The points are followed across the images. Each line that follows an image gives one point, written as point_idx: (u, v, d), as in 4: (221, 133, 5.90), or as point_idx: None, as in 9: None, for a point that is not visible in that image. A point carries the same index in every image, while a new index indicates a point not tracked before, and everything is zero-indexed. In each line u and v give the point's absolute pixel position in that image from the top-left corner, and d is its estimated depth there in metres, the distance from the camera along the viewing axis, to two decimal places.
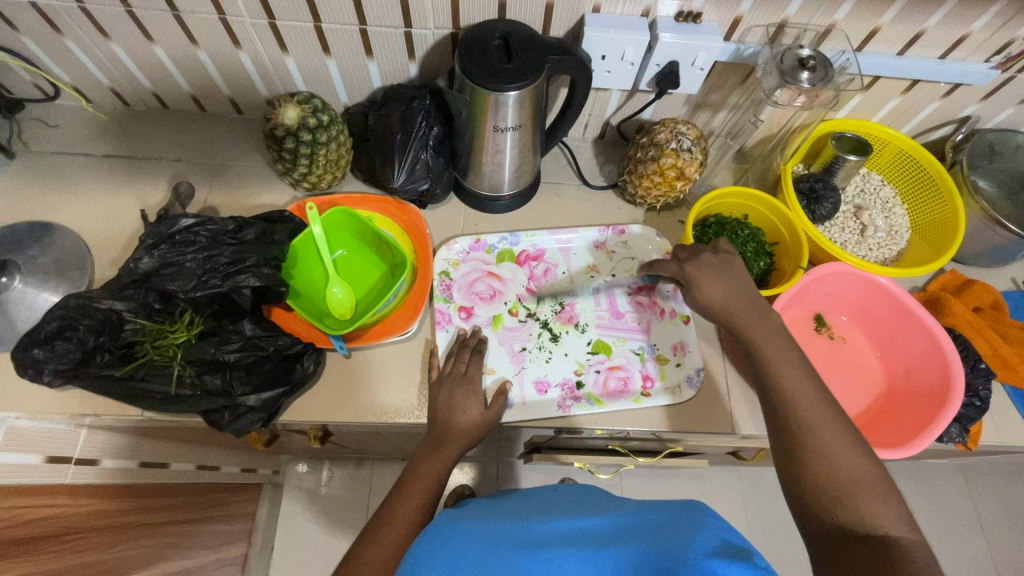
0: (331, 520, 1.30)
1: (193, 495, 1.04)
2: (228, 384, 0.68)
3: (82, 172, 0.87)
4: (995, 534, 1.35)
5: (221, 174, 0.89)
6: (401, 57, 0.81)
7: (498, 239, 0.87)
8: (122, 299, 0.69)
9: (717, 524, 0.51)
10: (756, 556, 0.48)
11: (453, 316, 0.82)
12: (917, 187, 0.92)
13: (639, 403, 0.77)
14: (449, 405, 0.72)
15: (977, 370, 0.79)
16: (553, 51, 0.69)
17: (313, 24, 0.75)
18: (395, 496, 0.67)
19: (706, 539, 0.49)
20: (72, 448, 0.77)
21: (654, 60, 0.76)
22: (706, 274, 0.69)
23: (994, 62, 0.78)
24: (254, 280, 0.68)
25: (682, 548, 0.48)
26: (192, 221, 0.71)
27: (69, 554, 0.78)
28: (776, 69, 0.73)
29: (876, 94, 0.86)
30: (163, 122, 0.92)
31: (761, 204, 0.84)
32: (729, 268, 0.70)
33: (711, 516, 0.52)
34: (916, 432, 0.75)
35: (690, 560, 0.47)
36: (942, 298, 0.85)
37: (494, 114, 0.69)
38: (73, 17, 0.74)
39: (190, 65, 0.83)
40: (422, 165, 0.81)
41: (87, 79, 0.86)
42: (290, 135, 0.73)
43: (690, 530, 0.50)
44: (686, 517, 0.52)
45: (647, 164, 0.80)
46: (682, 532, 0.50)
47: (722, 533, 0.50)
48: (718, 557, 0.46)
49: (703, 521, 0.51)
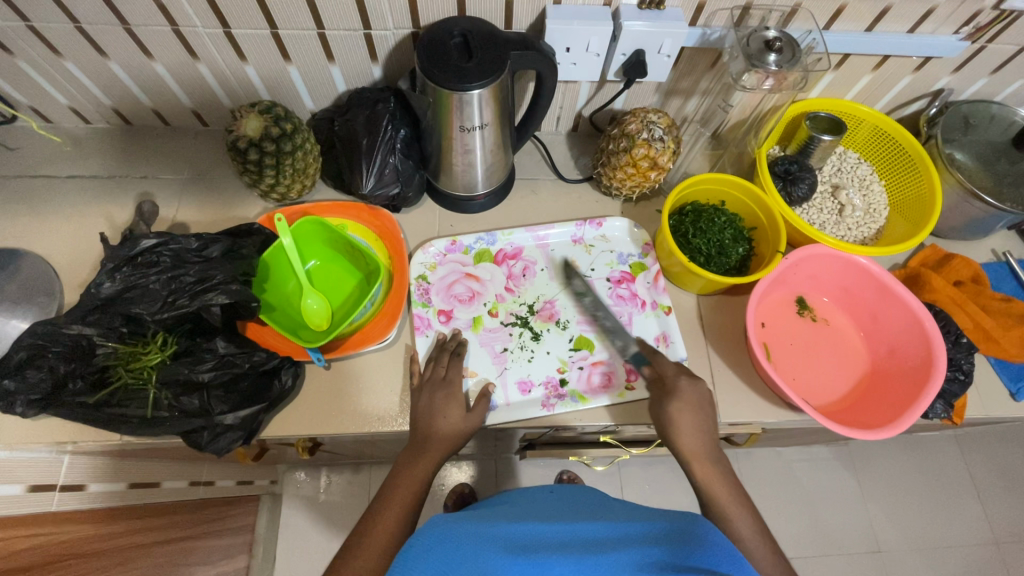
0: (331, 527, 1.30)
1: (190, 512, 1.03)
2: (206, 403, 0.66)
3: (46, 195, 0.85)
4: (992, 501, 1.37)
5: (188, 189, 0.87)
6: (364, 60, 0.79)
7: (474, 239, 0.86)
8: (89, 325, 0.67)
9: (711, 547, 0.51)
10: None
11: (433, 320, 0.81)
12: (893, 164, 0.91)
13: (623, 398, 0.77)
14: (430, 411, 0.71)
15: (960, 344, 0.80)
16: (515, 47, 0.67)
17: (270, 30, 0.73)
18: (379, 505, 0.66)
19: (706, 558, 0.50)
20: (55, 476, 0.75)
21: (620, 50, 0.75)
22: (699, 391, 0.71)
23: (963, 33, 0.78)
24: (222, 298, 0.67)
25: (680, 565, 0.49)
26: (154, 241, 0.68)
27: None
28: (743, 53, 0.72)
29: (846, 72, 0.85)
30: (127, 139, 0.90)
31: (738, 189, 0.83)
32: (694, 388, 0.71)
33: (711, 531, 0.53)
34: (900, 411, 0.75)
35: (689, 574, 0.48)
36: (922, 274, 0.85)
37: (459, 115, 0.68)
38: (23, 37, 0.72)
39: (150, 79, 0.81)
40: (390, 169, 0.79)
41: (44, 100, 0.84)
42: (253, 147, 0.72)
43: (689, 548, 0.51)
44: (685, 528, 0.54)
45: (620, 156, 0.79)
46: (683, 544, 0.51)
47: (719, 552, 0.51)
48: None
49: (703, 536, 0.52)
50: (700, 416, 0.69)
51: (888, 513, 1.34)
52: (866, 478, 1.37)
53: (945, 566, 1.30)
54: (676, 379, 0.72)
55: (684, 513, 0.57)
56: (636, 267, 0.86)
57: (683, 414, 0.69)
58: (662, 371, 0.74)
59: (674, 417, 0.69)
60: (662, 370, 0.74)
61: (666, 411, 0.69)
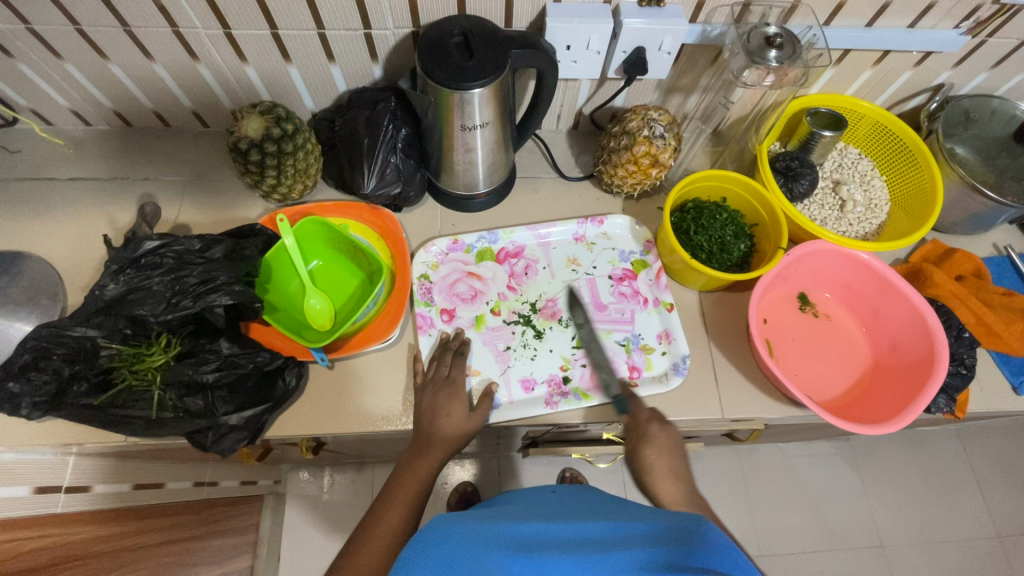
0: (335, 526, 1.30)
1: (195, 512, 1.03)
2: (210, 404, 0.66)
3: (48, 198, 0.85)
4: (994, 495, 1.37)
5: (190, 191, 0.87)
6: (364, 59, 0.79)
7: (476, 238, 0.86)
8: (94, 327, 0.67)
9: (712, 545, 0.51)
10: None
11: (435, 319, 0.81)
12: (894, 159, 0.91)
13: (626, 395, 0.77)
14: (434, 410, 0.71)
15: (961, 339, 0.81)
16: (515, 45, 0.67)
17: (270, 31, 0.73)
18: (381, 503, 0.66)
19: (707, 557, 0.50)
20: (61, 478, 0.75)
21: (620, 47, 0.75)
22: (674, 436, 0.70)
23: (964, 27, 0.77)
24: (225, 299, 0.67)
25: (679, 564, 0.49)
26: (157, 243, 0.69)
27: None
28: (743, 49, 0.72)
29: (847, 67, 0.85)
30: (127, 141, 0.90)
31: (739, 185, 0.83)
32: (668, 437, 0.69)
33: (713, 530, 0.53)
34: (904, 406, 0.75)
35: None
36: (924, 269, 0.85)
37: (460, 113, 0.68)
38: (24, 39, 0.73)
39: (151, 81, 0.81)
40: (392, 168, 0.79)
41: (45, 102, 0.84)
42: (254, 148, 0.72)
43: (690, 547, 0.51)
44: (688, 529, 0.54)
45: (620, 154, 0.80)
46: (684, 544, 0.52)
47: (720, 551, 0.51)
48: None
49: (704, 535, 0.52)
50: (677, 461, 0.67)
51: (890, 507, 1.35)
52: (868, 473, 1.38)
53: (947, 560, 1.30)
54: (650, 424, 0.70)
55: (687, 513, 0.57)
56: (638, 265, 0.86)
57: (660, 458, 0.67)
58: (636, 417, 0.72)
59: (650, 462, 0.67)
60: (635, 417, 0.72)
61: (643, 454, 0.68)
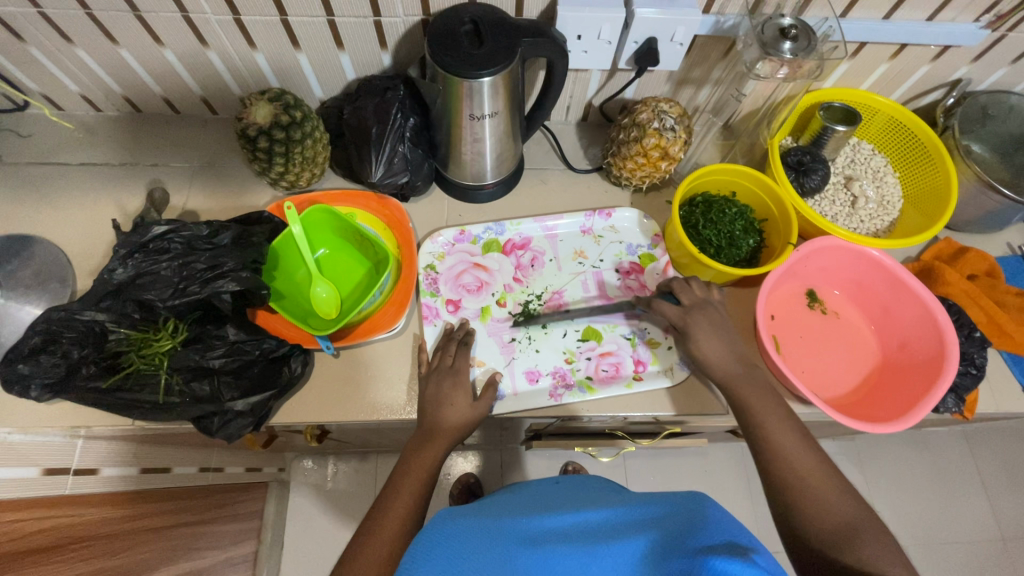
0: (339, 513, 1.31)
1: (202, 497, 1.04)
2: (216, 390, 0.67)
3: (57, 182, 0.85)
4: (1000, 498, 1.36)
5: (198, 177, 0.87)
6: (373, 48, 0.79)
7: (483, 229, 0.86)
8: (102, 311, 0.68)
9: (719, 527, 0.50)
10: (757, 555, 0.47)
11: (441, 310, 0.81)
12: (909, 155, 0.90)
13: (630, 389, 0.77)
14: (438, 399, 0.71)
15: (973, 339, 0.79)
16: (526, 34, 0.67)
17: (280, 17, 0.72)
18: (386, 495, 0.65)
19: (705, 534, 0.49)
20: (70, 459, 0.76)
21: (632, 37, 0.74)
22: (740, 353, 0.70)
23: (984, 21, 0.76)
24: (233, 286, 0.68)
25: (683, 545, 0.48)
26: (165, 228, 0.70)
27: (87, 562, 0.77)
28: (757, 41, 0.71)
29: (863, 61, 0.84)
30: (136, 127, 0.91)
31: (748, 179, 0.82)
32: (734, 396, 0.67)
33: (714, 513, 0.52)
34: (912, 405, 0.74)
35: (692, 555, 0.46)
36: (936, 268, 0.84)
37: (469, 103, 0.67)
38: (35, 23, 0.73)
39: (159, 66, 0.81)
40: (400, 158, 0.79)
41: (55, 87, 0.85)
42: (262, 135, 0.71)
43: (692, 529, 0.50)
44: (693, 516, 0.52)
45: (630, 146, 0.79)
46: (684, 528, 0.51)
47: (721, 527, 0.50)
48: (721, 556, 0.45)
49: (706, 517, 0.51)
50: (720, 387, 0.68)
51: (896, 508, 1.33)
52: (873, 473, 1.37)
53: (952, 561, 1.29)
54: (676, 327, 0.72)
55: (688, 497, 0.56)
56: (645, 258, 0.86)
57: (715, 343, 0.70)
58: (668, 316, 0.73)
59: None
60: (666, 316, 0.73)
61: (691, 347, 0.70)
